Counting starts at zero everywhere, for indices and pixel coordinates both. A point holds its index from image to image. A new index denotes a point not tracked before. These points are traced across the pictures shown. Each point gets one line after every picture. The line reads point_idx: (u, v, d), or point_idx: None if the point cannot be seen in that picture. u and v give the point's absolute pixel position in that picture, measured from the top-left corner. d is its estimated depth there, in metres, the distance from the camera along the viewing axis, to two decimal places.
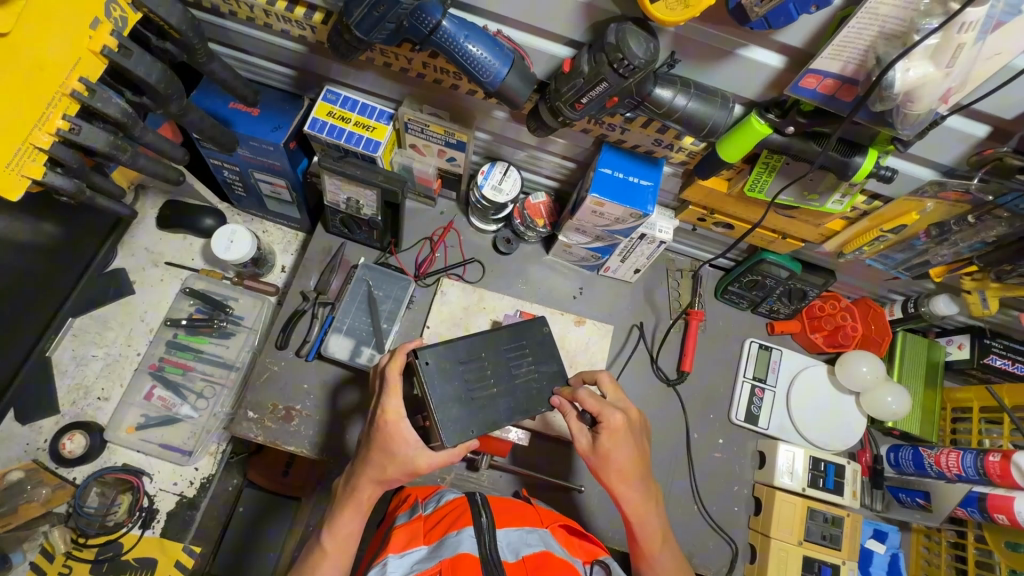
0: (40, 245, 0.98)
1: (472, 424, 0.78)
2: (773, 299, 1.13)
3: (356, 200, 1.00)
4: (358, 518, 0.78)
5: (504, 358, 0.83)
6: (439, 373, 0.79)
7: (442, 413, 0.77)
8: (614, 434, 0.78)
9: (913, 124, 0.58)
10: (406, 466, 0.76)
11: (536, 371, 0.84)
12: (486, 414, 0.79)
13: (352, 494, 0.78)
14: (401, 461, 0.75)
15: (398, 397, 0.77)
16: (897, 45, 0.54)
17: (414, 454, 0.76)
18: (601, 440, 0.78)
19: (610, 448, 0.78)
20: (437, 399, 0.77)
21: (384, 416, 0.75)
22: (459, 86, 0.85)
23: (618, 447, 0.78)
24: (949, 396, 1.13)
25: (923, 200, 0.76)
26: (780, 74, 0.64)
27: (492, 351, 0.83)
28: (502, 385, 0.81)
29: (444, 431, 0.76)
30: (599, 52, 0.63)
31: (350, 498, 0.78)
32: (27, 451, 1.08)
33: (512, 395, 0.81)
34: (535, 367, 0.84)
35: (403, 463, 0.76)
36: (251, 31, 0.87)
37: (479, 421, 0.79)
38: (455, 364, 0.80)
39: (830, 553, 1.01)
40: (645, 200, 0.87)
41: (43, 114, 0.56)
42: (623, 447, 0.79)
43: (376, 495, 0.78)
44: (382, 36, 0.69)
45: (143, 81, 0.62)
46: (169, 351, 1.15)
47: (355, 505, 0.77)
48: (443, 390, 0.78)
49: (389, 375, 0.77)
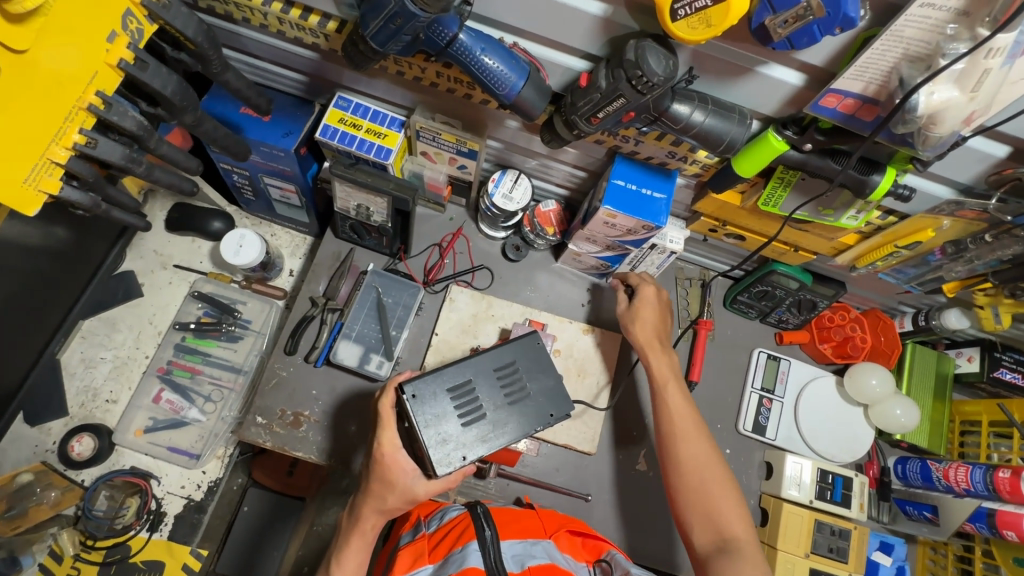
0: (50, 249, 0.98)
1: (464, 449, 0.78)
2: (783, 310, 1.13)
3: (366, 207, 1.00)
4: (363, 550, 0.81)
5: (495, 381, 0.83)
6: (428, 402, 0.79)
7: (434, 443, 0.78)
8: (650, 312, 1.00)
9: (934, 146, 0.58)
10: (406, 494, 0.81)
11: (529, 391, 0.84)
12: (481, 437, 0.79)
13: (357, 524, 0.81)
14: (401, 489, 0.80)
15: (392, 429, 0.81)
16: (921, 68, 0.53)
17: (414, 484, 0.80)
18: (634, 317, 1.00)
19: (644, 327, 0.99)
20: (428, 428, 0.78)
21: (381, 448, 0.80)
22: (473, 95, 0.84)
23: (654, 328, 0.99)
24: (958, 408, 1.13)
25: (939, 218, 0.76)
26: (799, 92, 0.63)
27: (481, 375, 0.83)
28: (494, 409, 0.81)
29: (433, 461, 0.77)
30: (618, 68, 0.63)
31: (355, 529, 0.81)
32: (36, 453, 1.08)
33: (504, 416, 0.81)
34: (527, 386, 0.84)
35: (403, 492, 0.80)
36: (264, 38, 0.87)
37: (472, 446, 0.79)
38: (444, 392, 0.80)
39: (837, 565, 1.01)
40: (657, 212, 0.86)
41: (60, 128, 0.55)
42: (658, 331, 0.99)
43: (381, 523, 0.82)
44: (398, 47, 0.69)
45: (159, 93, 0.62)
46: (178, 354, 1.16)
47: (360, 536, 0.81)
48: (433, 420, 0.79)
49: (383, 409, 0.81)
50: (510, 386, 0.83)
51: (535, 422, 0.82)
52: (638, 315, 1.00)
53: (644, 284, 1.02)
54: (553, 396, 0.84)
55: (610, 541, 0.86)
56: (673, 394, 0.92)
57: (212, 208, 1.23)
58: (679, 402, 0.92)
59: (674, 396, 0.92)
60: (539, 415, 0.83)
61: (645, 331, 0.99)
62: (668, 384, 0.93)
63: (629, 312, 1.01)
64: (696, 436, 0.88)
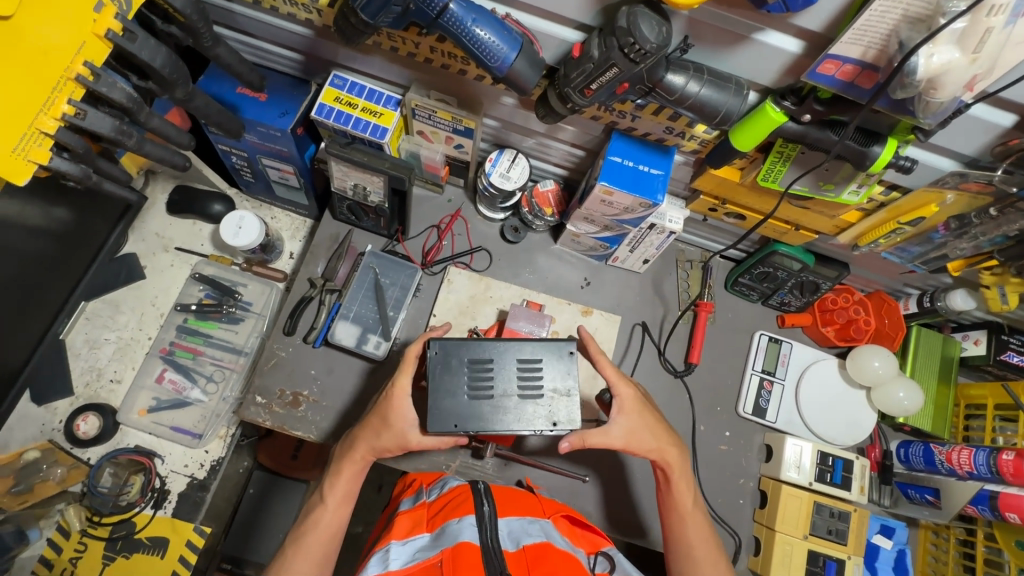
0: (51, 230, 0.99)
1: (460, 419, 0.78)
2: (784, 292, 1.11)
3: (363, 187, 1.00)
4: (354, 481, 0.83)
5: (515, 366, 0.81)
6: (443, 366, 0.80)
7: (437, 400, 0.79)
8: (648, 421, 0.85)
9: (935, 113, 0.56)
10: (399, 438, 0.81)
11: (543, 390, 0.80)
12: (474, 416, 0.78)
13: (349, 453, 0.83)
14: (397, 433, 0.81)
15: (409, 375, 0.82)
16: (921, 30, 0.52)
17: (410, 430, 0.81)
18: (633, 435, 0.84)
19: (654, 441, 0.85)
20: (435, 387, 0.79)
21: (392, 390, 0.81)
22: (467, 71, 0.83)
23: (660, 436, 0.85)
24: (963, 392, 1.11)
25: (944, 192, 0.74)
26: (797, 60, 0.62)
27: (503, 358, 0.81)
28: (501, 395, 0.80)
29: (428, 415, 0.78)
30: (610, 36, 0.62)
31: (347, 461, 0.83)
32: (43, 431, 1.10)
33: (510, 405, 0.79)
34: (544, 387, 0.81)
35: (398, 435, 0.81)
36: (258, 14, 0.86)
37: (468, 419, 0.78)
38: (466, 362, 0.80)
39: (836, 547, 1.00)
40: (655, 189, 0.85)
41: (48, 99, 0.55)
42: (667, 437, 0.86)
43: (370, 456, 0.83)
44: (388, 20, 0.68)
45: (148, 66, 0.62)
46: (180, 335, 1.17)
47: (351, 465, 0.83)
48: (443, 382, 0.79)
49: (408, 355, 0.83)
50: (527, 377, 0.81)
51: (537, 421, 0.79)
52: (637, 430, 0.84)
53: (620, 393, 0.85)
54: (563, 402, 0.80)
55: (608, 538, 0.83)
56: (690, 515, 0.86)
57: (212, 190, 1.23)
58: (696, 521, 0.86)
59: (690, 519, 0.86)
60: (542, 417, 0.79)
61: (655, 443, 0.85)
62: (686, 507, 0.86)
63: (619, 427, 0.83)
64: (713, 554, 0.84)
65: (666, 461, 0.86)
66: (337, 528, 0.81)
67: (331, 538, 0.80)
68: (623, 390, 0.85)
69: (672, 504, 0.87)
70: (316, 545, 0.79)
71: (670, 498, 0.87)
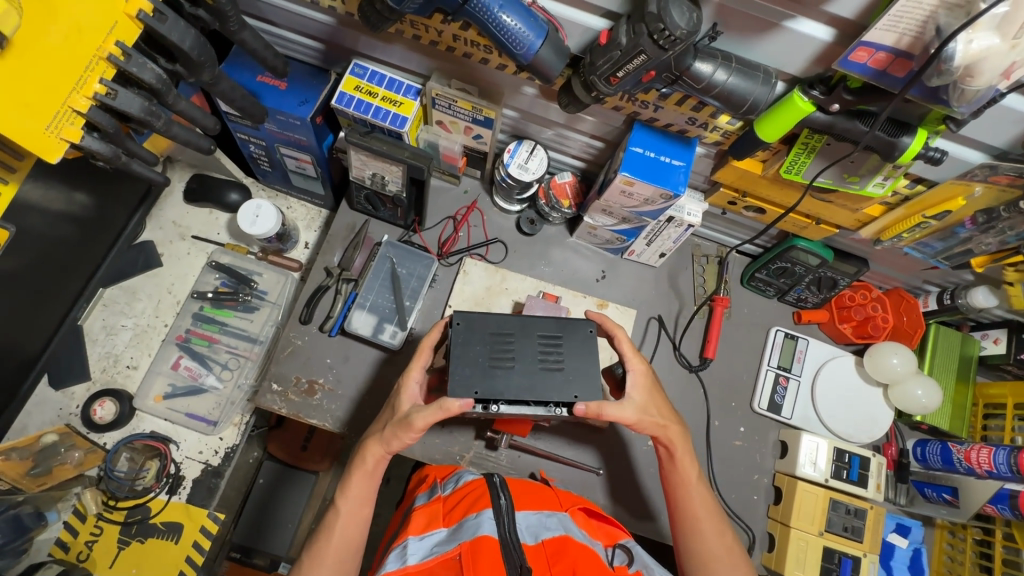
0: (72, 215, 0.99)
1: (479, 387, 0.77)
2: (801, 287, 1.11)
3: (381, 176, 1.00)
4: (367, 481, 0.83)
5: (536, 344, 0.81)
6: (465, 337, 0.80)
7: (457, 370, 0.78)
8: (656, 398, 0.86)
9: (970, 102, 0.56)
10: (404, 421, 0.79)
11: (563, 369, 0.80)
12: (492, 387, 0.77)
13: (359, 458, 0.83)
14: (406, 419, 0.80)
15: (420, 365, 0.84)
16: (960, 15, 0.51)
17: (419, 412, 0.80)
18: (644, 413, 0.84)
19: (658, 415, 0.85)
20: (457, 357, 0.79)
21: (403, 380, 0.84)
22: (489, 59, 0.83)
23: (666, 410, 0.86)
24: (982, 391, 1.10)
25: (972, 185, 0.73)
26: (828, 48, 0.61)
27: (526, 334, 0.81)
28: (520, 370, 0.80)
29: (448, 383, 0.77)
30: (639, 23, 0.61)
31: (359, 462, 0.83)
32: (60, 416, 1.11)
33: (531, 381, 0.79)
34: (564, 364, 0.80)
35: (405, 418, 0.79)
36: (281, 2, 0.87)
37: (487, 392, 0.77)
38: (487, 334, 0.81)
39: (852, 545, 1.00)
40: (676, 180, 0.85)
41: (80, 77, 0.56)
42: (670, 412, 0.86)
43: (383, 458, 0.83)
44: (414, 5, 0.68)
45: (177, 48, 0.62)
46: (195, 323, 1.18)
47: (363, 471, 0.82)
48: (464, 352, 0.79)
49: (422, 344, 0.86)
50: (549, 357, 0.80)
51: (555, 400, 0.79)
52: (646, 405, 0.84)
53: (634, 369, 0.85)
54: (583, 379, 0.79)
55: (625, 530, 0.83)
56: (694, 487, 0.85)
57: (229, 179, 1.24)
58: (699, 494, 0.85)
59: (693, 491, 0.85)
60: (561, 392, 0.78)
61: (661, 418, 0.85)
62: (690, 480, 0.86)
63: (631, 402, 0.83)
64: (717, 528, 0.83)
65: (668, 435, 0.85)
66: (353, 529, 0.80)
67: (345, 532, 0.80)
68: (636, 366, 0.85)
69: (675, 478, 0.87)
70: (338, 527, 0.80)
71: (673, 472, 0.87)
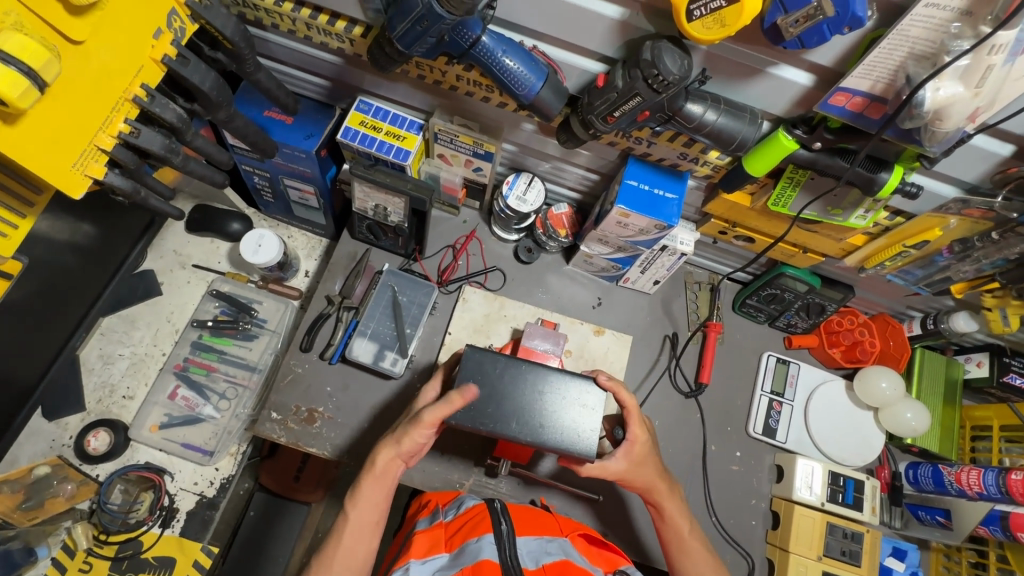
0: (78, 245, 1.01)
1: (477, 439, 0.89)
2: (791, 313, 1.14)
3: (383, 208, 1.03)
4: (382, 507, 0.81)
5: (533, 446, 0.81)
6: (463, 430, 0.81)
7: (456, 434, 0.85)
8: (650, 459, 0.86)
9: (940, 142, 0.61)
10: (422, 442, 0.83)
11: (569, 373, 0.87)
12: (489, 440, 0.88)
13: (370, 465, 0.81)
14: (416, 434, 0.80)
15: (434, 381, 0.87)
16: (927, 66, 0.56)
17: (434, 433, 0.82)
18: (635, 471, 0.84)
19: (653, 477, 0.86)
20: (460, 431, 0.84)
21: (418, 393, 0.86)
22: (490, 98, 0.87)
23: (658, 472, 0.87)
24: (968, 413, 1.13)
25: (946, 217, 0.78)
26: (808, 92, 0.66)
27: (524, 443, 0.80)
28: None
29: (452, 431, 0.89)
30: (634, 68, 0.66)
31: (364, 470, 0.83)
32: (53, 447, 1.09)
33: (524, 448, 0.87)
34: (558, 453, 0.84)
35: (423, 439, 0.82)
36: (291, 43, 0.91)
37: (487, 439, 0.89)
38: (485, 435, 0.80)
39: (850, 569, 1.00)
40: (669, 212, 0.89)
41: (106, 118, 0.59)
42: (662, 474, 0.87)
43: (393, 464, 0.81)
44: (423, 49, 0.72)
45: (198, 88, 0.67)
46: (194, 351, 1.18)
47: None
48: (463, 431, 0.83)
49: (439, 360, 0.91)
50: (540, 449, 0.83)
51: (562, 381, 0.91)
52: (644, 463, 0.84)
53: (633, 438, 0.84)
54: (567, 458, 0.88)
55: (626, 558, 0.82)
56: (692, 547, 0.86)
57: (231, 209, 1.26)
58: (694, 551, 0.86)
59: (690, 551, 0.86)
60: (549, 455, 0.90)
61: (650, 480, 0.86)
62: (684, 534, 0.87)
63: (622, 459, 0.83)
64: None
65: (657, 496, 0.87)
66: (361, 548, 0.78)
67: (352, 550, 0.78)
68: (636, 431, 0.84)
69: (669, 537, 0.87)
70: (346, 542, 0.78)
71: (668, 530, 0.87)
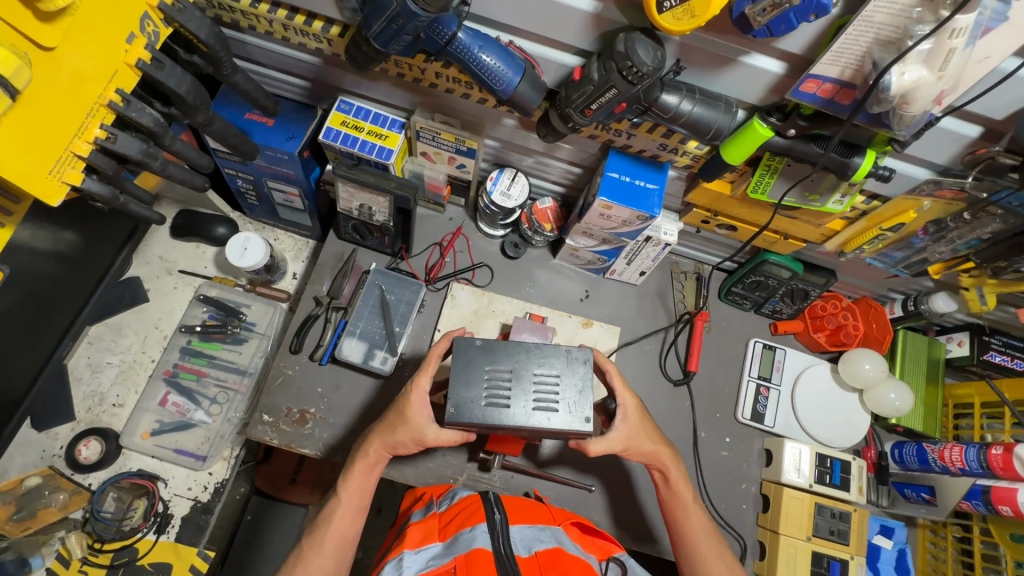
0: (61, 254, 1.00)
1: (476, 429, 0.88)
2: (775, 300, 1.16)
3: (368, 207, 1.03)
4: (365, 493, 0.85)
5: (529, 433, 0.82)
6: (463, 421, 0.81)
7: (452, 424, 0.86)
8: (646, 427, 0.89)
9: (909, 125, 0.62)
10: (414, 433, 0.83)
11: (563, 380, 0.82)
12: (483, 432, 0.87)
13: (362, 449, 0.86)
14: (413, 428, 0.83)
15: (429, 376, 0.85)
16: (892, 51, 0.57)
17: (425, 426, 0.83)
18: (636, 439, 0.88)
19: (652, 439, 0.89)
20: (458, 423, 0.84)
21: (411, 387, 0.84)
22: (470, 94, 0.88)
23: (657, 439, 0.90)
24: (950, 392, 1.15)
25: (920, 199, 0.80)
26: (781, 80, 0.67)
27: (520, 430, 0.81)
28: (519, 365, 0.82)
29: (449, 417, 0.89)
30: (609, 61, 0.66)
31: (361, 456, 0.85)
32: (43, 457, 1.09)
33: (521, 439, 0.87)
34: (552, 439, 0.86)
35: (414, 431, 0.83)
36: (269, 44, 0.91)
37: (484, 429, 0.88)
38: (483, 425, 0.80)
39: (838, 548, 1.03)
40: (651, 203, 0.90)
41: (82, 123, 0.59)
42: (662, 440, 0.91)
43: (383, 453, 0.86)
44: (400, 47, 0.72)
45: (174, 92, 0.67)
46: (184, 357, 1.17)
47: (361, 492, 0.84)
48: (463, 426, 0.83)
49: (433, 352, 0.86)
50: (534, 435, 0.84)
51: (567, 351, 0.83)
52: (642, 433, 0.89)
53: (625, 402, 0.89)
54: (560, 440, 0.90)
55: (619, 545, 0.84)
56: (693, 509, 0.89)
57: (216, 214, 1.25)
58: (696, 516, 0.89)
59: (693, 513, 0.89)
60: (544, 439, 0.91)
61: (653, 447, 0.89)
62: (686, 501, 0.90)
63: (618, 433, 0.87)
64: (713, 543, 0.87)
65: (660, 460, 0.90)
66: (349, 528, 0.82)
67: (340, 529, 0.81)
68: (627, 399, 0.89)
69: (671, 501, 0.90)
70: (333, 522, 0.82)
71: (671, 497, 0.90)
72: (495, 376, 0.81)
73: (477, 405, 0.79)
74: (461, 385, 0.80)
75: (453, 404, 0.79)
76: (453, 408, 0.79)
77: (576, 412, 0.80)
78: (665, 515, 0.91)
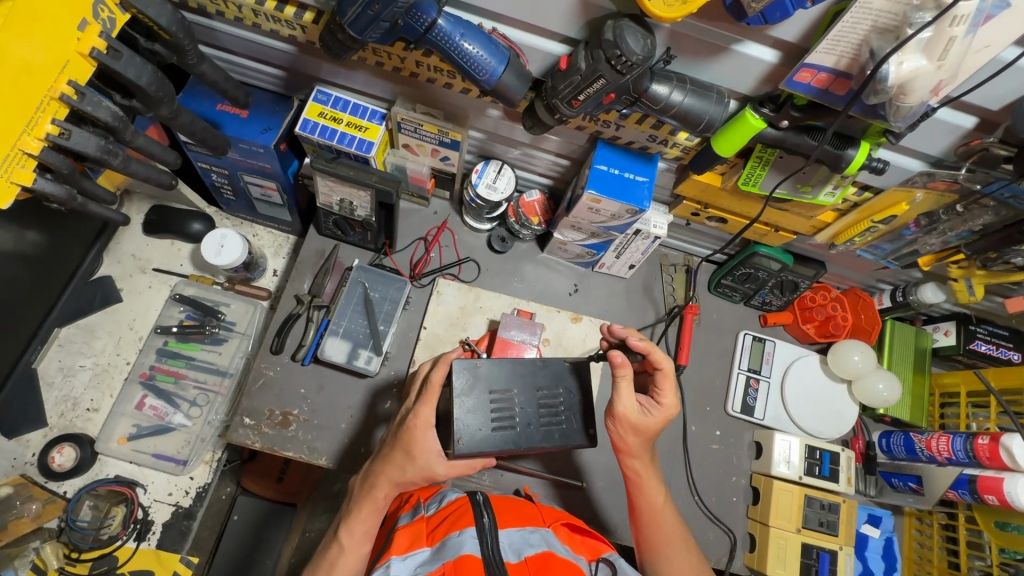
0: (26, 255, 0.96)
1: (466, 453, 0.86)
2: (765, 292, 1.15)
3: (349, 202, 0.99)
4: (373, 517, 0.80)
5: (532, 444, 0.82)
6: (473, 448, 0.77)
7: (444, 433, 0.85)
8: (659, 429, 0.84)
9: (905, 116, 0.60)
10: (425, 471, 0.77)
11: (553, 383, 0.83)
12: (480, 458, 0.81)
13: (370, 492, 0.80)
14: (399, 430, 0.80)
15: (431, 405, 0.78)
16: (890, 39, 0.56)
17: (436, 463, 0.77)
18: (635, 425, 0.82)
19: (644, 438, 0.84)
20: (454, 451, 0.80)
21: (414, 421, 0.77)
22: (452, 84, 0.85)
23: (646, 441, 0.85)
24: (937, 381, 1.16)
25: (913, 191, 0.79)
26: (774, 69, 0.65)
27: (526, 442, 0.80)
28: (521, 385, 0.81)
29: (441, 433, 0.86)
30: (597, 49, 0.63)
31: (368, 497, 0.80)
32: (14, 466, 1.05)
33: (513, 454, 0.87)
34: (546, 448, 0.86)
35: (425, 469, 0.77)
36: (239, 31, 0.86)
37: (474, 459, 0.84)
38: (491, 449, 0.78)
39: (828, 539, 1.03)
40: (640, 196, 0.87)
41: (31, 119, 0.57)
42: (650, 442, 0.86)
43: (392, 493, 0.80)
44: (376, 35, 0.68)
45: (133, 84, 0.63)
46: (160, 359, 1.13)
47: (373, 504, 0.80)
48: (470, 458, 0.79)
49: (430, 384, 0.78)
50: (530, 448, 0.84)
51: (565, 364, 0.85)
52: (641, 429, 0.83)
53: (665, 404, 0.84)
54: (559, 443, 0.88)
55: (610, 545, 0.82)
56: (662, 516, 0.86)
57: (191, 209, 1.20)
58: (665, 523, 0.85)
59: (659, 517, 0.86)
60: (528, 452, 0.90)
61: (637, 444, 0.84)
62: (655, 504, 0.86)
63: (647, 420, 0.83)
64: (685, 551, 0.84)
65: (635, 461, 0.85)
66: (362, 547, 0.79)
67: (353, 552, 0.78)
68: (669, 401, 0.83)
69: (643, 503, 0.86)
70: (340, 562, 0.77)
71: (641, 496, 0.86)
72: (496, 399, 0.79)
73: (484, 433, 0.77)
74: (464, 412, 0.77)
75: (461, 436, 0.76)
76: (459, 438, 0.76)
77: (571, 416, 0.83)
78: (632, 512, 0.88)
